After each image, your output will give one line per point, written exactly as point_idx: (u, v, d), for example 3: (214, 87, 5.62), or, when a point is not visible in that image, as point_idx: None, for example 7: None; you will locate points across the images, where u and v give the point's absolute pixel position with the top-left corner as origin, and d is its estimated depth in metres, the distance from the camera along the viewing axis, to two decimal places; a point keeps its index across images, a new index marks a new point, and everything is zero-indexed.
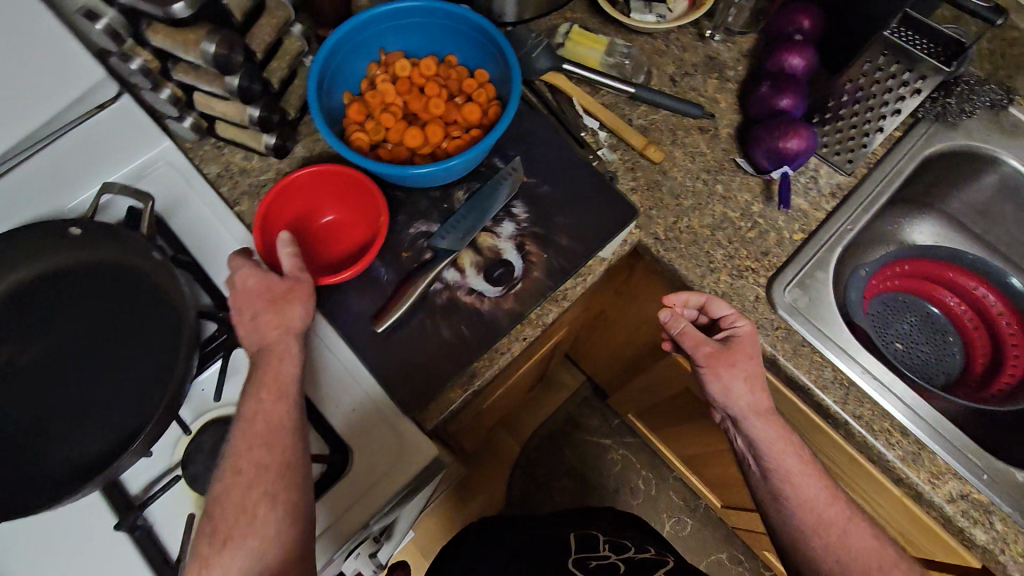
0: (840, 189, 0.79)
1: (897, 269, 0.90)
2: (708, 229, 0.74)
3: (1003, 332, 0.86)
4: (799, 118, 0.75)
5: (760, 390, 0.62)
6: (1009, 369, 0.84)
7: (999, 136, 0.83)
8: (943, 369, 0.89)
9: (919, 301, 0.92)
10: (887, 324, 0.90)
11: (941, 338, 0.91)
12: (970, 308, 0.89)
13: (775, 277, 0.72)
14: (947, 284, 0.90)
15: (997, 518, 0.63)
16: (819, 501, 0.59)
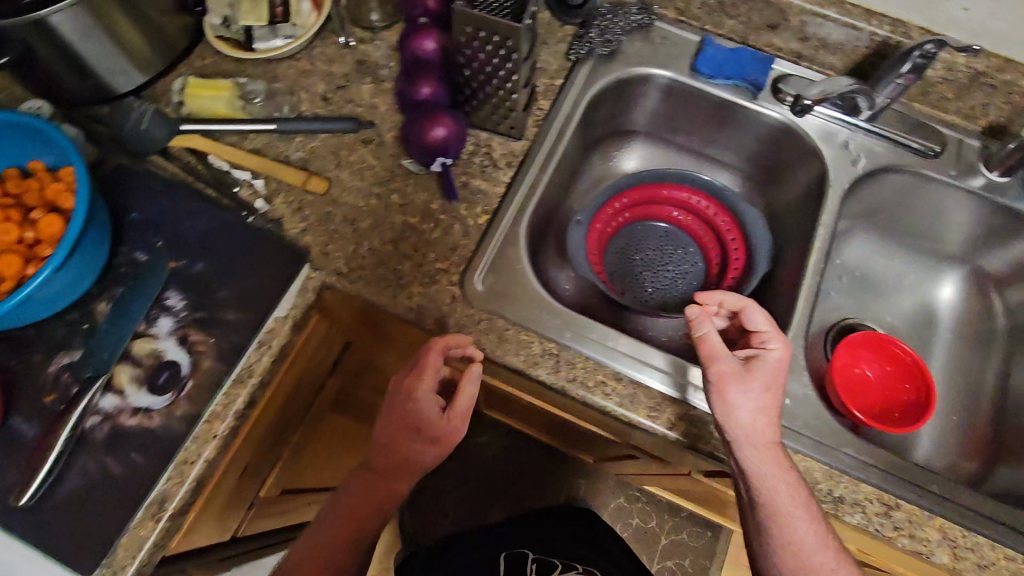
0: (515, 156, 0.78)
1: (616, 207, 0.91)
2: (390, 245, 0.72)
3: (722, 230, 0.90)
4: (440, 105, 0.72)
5: (774, 417, 0.61)
6: (734, 264, 0.87)
7: (654, 53, 0.85)
8: (690, 280, 0.92)
9: (650, 226, 0.94)
10: (626, 260, 0.93)
11: (681, 252, 0.93)
12: (693, 215, 0.92)
13: (467, 269, 0.71)
14: (669, 201, 0.92)
15: (715, 426, 0.66)
16: (808, 544, 0.58)
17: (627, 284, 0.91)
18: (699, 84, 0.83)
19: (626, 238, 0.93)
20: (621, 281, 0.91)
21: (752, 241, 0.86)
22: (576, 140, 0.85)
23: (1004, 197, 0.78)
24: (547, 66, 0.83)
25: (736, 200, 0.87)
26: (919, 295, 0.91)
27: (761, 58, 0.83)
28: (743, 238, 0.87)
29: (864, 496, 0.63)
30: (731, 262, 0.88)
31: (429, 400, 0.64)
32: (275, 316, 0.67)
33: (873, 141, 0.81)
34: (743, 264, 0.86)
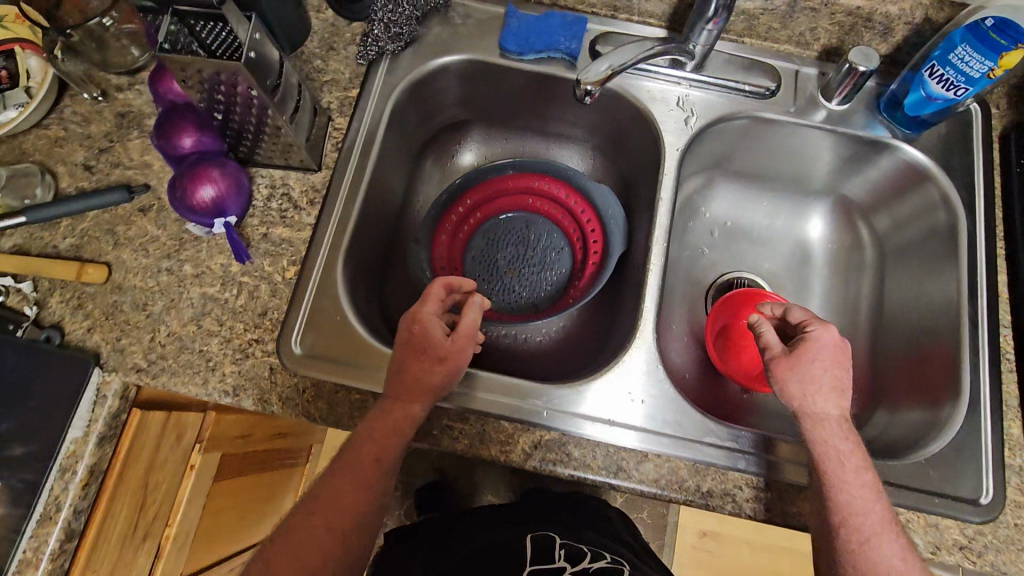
0: (317, 192, 0.69)
1: (460, 209, 0.83)
2: (191, 325, 0.64)
3: (576, 211, 0.83)
4: (208, 156, 0.62)
5: (831, 365, 0.58)
6: (593, 245, 0.81)
7: (457, 36, 0.76)
8: (557, 271, 0.85)
9: (504, 221, 0.86)
10: (485, 265, 0.84)
11: (542, 242, 0.86)
12: (546, 200, 0.85)
13: (281, 335, 0.63)
14: (517, 191, 0.84)
15: (572, 445, 0.62)
16: (860, 498, 0.54)
17: (491, 292, 0.83)
18: (512, 63, 0.75)
19: (481, 241, 0.85)
20: (485, 290, 0.83)
21: (606, 217, 0.80)
22: (393, 152, 0.77)
23: (848, 126, 0.75)
24: (338, 77, 0.74)
25: (582, 177, 0.81)
26: (792, 236, 0.87)
27: (571, 20, 0.74)
28: (597, 216, 0.81)
29: (733, 484, 0.61)
30: (591, 243, 0.82)
31: (436, 321, 0.59)
32: (71, 437, 0.60)
33: (704, 91, 0.75)
34: (602, 243, 0.80)
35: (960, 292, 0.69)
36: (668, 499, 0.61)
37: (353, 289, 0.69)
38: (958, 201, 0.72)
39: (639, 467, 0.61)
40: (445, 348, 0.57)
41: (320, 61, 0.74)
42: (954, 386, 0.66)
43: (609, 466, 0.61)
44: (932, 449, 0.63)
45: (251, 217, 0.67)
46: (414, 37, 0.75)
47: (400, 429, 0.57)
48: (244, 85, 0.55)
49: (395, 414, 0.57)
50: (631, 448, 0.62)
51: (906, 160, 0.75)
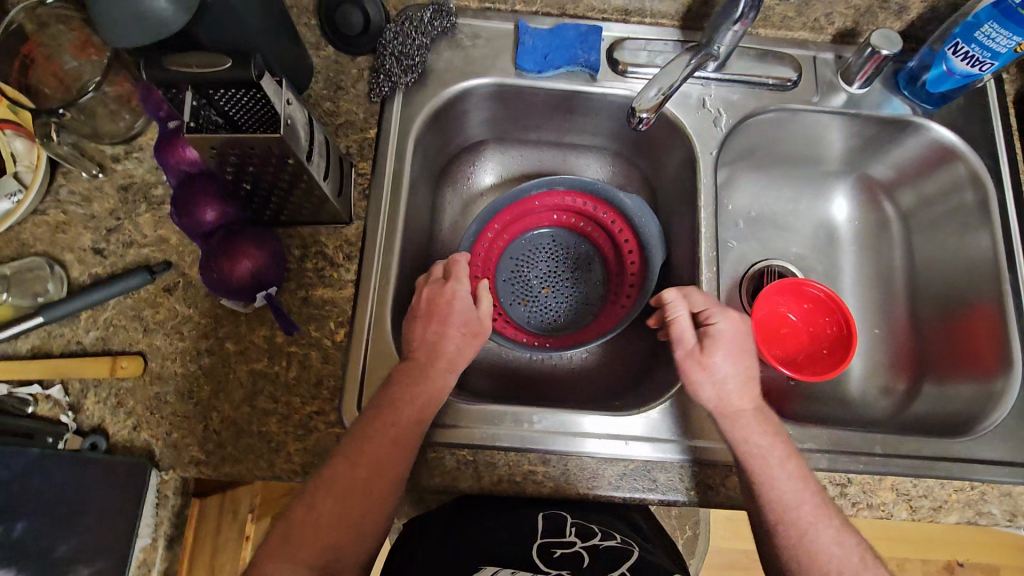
0: (352, 244, 0.65)
1: (491, 234, 0.79)
2: (244, 406, 0.60)
3: (609, 224, 0.80)
4: (234, 231, 0.58)
5: (737, 352, 0.59)
6: (630, 258, 0.79)
7: (469, 59, 0.72)
8: (592, 281, 0.83)
9: (533, 238, 0.83)
10: (519, 285, 0.82)
11: (572, 254, 0.83)
12: (575, 212, 0.81)
13: (343, 403, 0.60)
14: (543, 208, 0.81)
15: (658, 471, 0.61)
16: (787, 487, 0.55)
17: (529, 311, 0.81)
18: (529, 82, 0.72)
19: (513, 263, 0.82)
20: (523, 311, 0.81)
21: (643, 231, 0.77)
22: (418, 188, 0.73)
23: (867, 108, 0.75)
24: (352, 117, 0.70)
25: (616, 190, 0.77)
26: (817, 218, 0.88)
27: (586, 32, 0.72)
28: (632, 229, 0.78)
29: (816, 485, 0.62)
30: (626, 255, 0.80)
31: (465, 296, 0.62)
32: (139, 545, 0.57)
33: (726, 88, 0.74)
34: (640, 257, 0.78)
35: (999, 263, 0.71)
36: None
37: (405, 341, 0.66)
38: (986, 173, 0.73)
39: (728, 482, 0.61)
40: (476, 326, 0.62)
41: (330, 102, 0.70)
42: (1004, 355, 0.68)
43: (698, 486, 0.61)
44: (993, 421, 0.65)
45: (287, 282, 0.64)
46: (425, 67, 0.71)
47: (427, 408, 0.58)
48: (278, 154, 0.51)
49: (422, 394, 0.58)
50: (717, 465, 0.61)
51: (932, 138, 0.76)
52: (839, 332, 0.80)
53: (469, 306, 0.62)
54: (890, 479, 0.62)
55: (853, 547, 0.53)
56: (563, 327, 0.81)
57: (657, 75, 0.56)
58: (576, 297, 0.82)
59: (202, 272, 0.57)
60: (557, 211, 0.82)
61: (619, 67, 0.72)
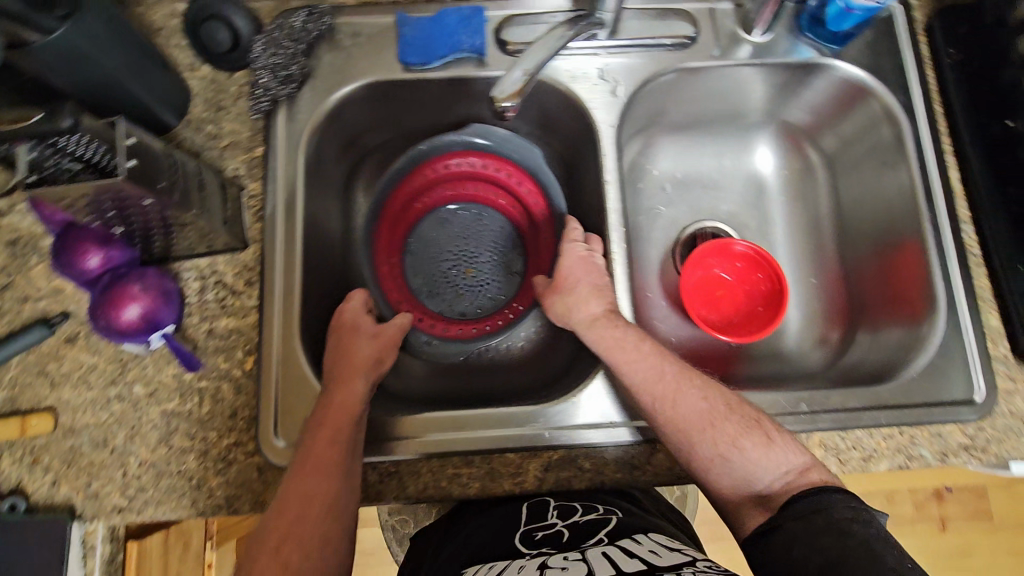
0: (251, 269, 0.64)
1: (381, 254, 0.77)
2: (161, 447, 0.60)
3: (491, 175, 0.79)
4: (120, 284, 0.56)
5: (586, 270, 0.67)
6: (533, 202, 0.79)
7: (352, 60, 0.70)
8: (487, 219, 0.80)
9: (427, 226, 0.80)
10: (436, 280, 0.79)
11: (461, 219, 0.80)
12: (458, 181, 0.79)
13: (259, 431, 0.60)
14: (410, 204, 0.79)
15: (582, 458, 0.61)
16: (698, 410, 0.57)
17: (458, 305, 0.78)
18: (418, 75, 0.69)
19: (421, 267, 0.79)
20: (462, 303, 0.78)
21: (525, 164, 0.78)
22: (320, 199, 0.71)
23: (772, 57, 0.72)
24: (237, 138, 0.67)
25: (474, 137, 0.78)
26: (742, 174, 0.85)
27: (469, 14, 0.69)
28: (524, 172, 0.78)
29: None
30: (526, 202, 0.79)
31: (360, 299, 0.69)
32: None
33: (624, 55, 0.72)
34: (540, 195, 0.78)
35: (917, 199, 0.69)
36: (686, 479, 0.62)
37: (320, 360, 0.65)
38: (899, 109, 0.71)
39: (650, 460, 0.61)
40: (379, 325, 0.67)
41: (213, 125, 0.68)
42: (928, 295, 0.67)
43: (624, 468, 0.61)
44: (917, 363, 0.64)
45: (190, 317, 0.63)
46: (306, 74, 0.69)
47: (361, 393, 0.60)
48: (133, 196, 0.48)
49: (343, 397, 0.59)
50: (640, 443, 0.61)
51: (841, 78, 0.73)
52: (769, 288, 0.78)
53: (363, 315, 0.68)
54: (817, 436, 0.62)
55: (719, 399, 0.58)
56: (509, 289, 0.79)
57: (521, 59, 0.54)
58: (497, 248, 0.80)
59: (99, 326, 0.56)
60: (425, 194, 0.79)
61: (508, 48, 0.69)
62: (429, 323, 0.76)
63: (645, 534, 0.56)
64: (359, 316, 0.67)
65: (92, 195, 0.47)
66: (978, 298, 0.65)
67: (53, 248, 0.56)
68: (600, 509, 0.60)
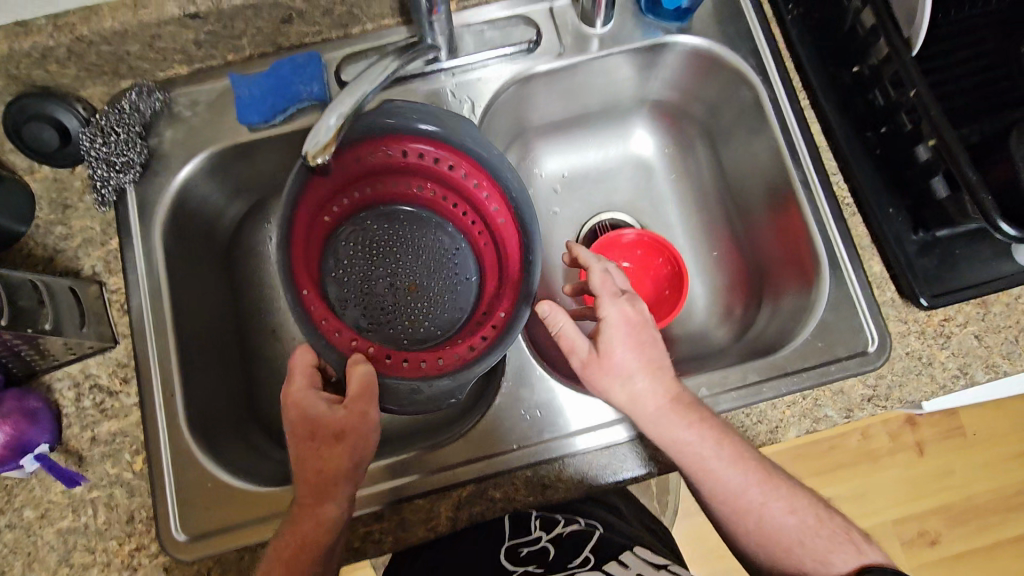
0: (126, 366, 0.62)
1: (306, 286, 0.59)
2: (61, 568, 0.58)
3: (428, 172, 0.66)
4: None
5: (635, 337, 0.57)
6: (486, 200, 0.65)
7: (194, 131, 0.68)
8: (425, 228, 0.69)
9: (345, 240, 0.67)
10: (379, 301, 0.67)
11: (393, 232, 0.68)
12: (378, 185, 0.66)
13: (160, 530, 0.58)
14: (320, 217, 0.64)
15: (493, 488, 0.60)
16: (798, 528, 0.56)
17: (409, 329, 0.66)
18: (264, 133, 0.68)
19: (345, 286, 0.66)
20: (406, 328, 0.66)
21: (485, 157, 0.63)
22: (193, 276, 0.69)
23: (620, 44, 0.71)
24: (89, 234, 0.65)
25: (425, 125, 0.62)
26: (627, 161, 0.85)
27: (303, 62, 0.67)
28: (472, 162, 0.64)
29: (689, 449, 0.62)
30: (474, 202, 0.66)
31: (312, 396, 0.55)
32: None
33: (469, 72, 0.71)
34: (501, 193, 0.64)
35: (783, 160, 0.68)
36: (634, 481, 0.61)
37: (215, 443, 0.63)
38: (751, 72, 0.70)
39: (561, 477, 0.60)
40: (337, 423, 0.53)
41: (62, 225, 0.65)
42: (811, 253, 0.66)
43: (535, 489, 0.60)
44: (808, 325, 0.64)
45: (70, 428, 0.60)
46: (149, 156, 0.67)
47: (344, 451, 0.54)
48: None
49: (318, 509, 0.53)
50: (620, 442, 0.61)
51: (693, 53, 0.72)
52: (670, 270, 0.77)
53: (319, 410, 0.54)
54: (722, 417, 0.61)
55: (806, 510, 0.57)
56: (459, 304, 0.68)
57: (337, 96, 0.53)
58: (442, 260, 0.68)
59: None
60: (337, 207, 0.65)
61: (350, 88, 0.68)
62: (390, 358, 0.60)
63: (630, 552, 0.57)
64: (314, 406, 0.55)
65: None
66: (859, 248, 0.65)
67: None
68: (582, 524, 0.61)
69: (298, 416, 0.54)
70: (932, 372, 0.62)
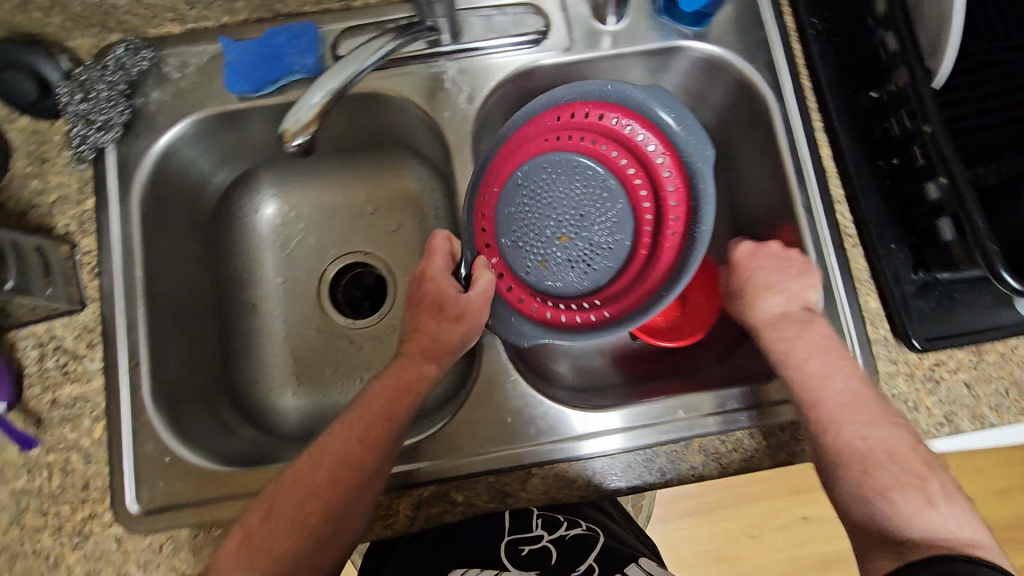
0: (91, 331, 0.61)
1: (492, 180, 0.60)
2: (13, 528, 0.57)
3: (630, 142, 0.58)
4: None
5: (798, 333, 0.57)
6: (672, 204, 0.57)
7: (180, 94, 0.65)
8: (608, 208, 0.59)
9: (545, 168, 0.59)
10: (528, 260, 0.59)
11: (584, 187, 0.59)
12: (572, 134, 0.59)
13: (114, 500, 0.57)
14: (548, 138, 0.59)
15: (454, 491, 0.58)
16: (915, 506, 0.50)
17: (555, 281, 0.59)
18: (252, 103, 0.65)
19: (518, 220, 0.60)
20: (551, 280, 0.59)
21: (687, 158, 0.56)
22: (173, 244, 0.68)
23: (631, 44, 0.68)
24: (65, 191, 0.63)
25: (669, 118, 0.56)
26: None
27: (298, 32, 0.64)
28: (666, 143, 0.57)
29: (687, 464, 0.60)
30: (662, 185, 0.58)
31: (448, 280, 0.59)
32: None
33: (468, 59, 0.68)
34: (687, 187, 0.57)
35: (787, 178, 0.65)
36: (620, 492, 0.59)
37: (179, 415, 0.62)
38: (764, 85, 0.67)
39: (526, 486, 0.59)
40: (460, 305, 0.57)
41: (38, 180, 0.64)
42: None
43: (496, 496, 0.58)
44: None
45: (30, 388, 0.59)
46: (132, 116, 0.65)
47: (412, 389, 0.56)
48: None
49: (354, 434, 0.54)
50: (625, 450, 0.59)
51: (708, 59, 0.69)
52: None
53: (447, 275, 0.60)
54: (696, 441, 0.60)
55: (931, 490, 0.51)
56: (619, 298, 0.58)
57: (323, 76, 0.51)
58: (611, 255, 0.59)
59: None
60: (573, 137, 0.59)
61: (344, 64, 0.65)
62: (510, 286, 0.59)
63: (633, 564, 0.55)
64: (443, 287, 0.59)
65: None
66: (856, 280, 0.63)
67: None
68: (583, 525, 0.61)
69: (432, 292, 0.59)
70: (917, 417, 0.60)
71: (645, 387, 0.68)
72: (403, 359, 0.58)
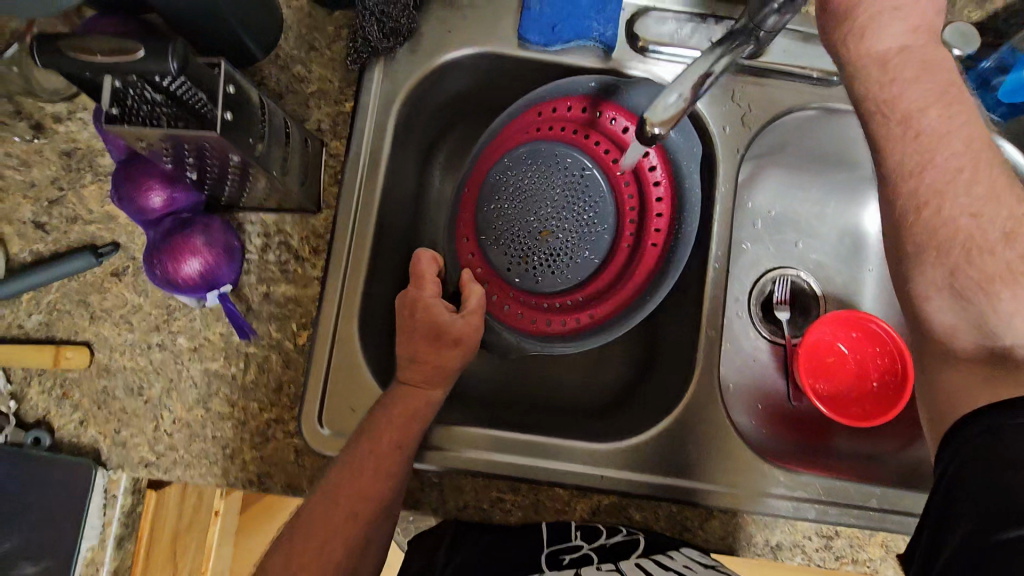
0: (320, 237, 0.59)
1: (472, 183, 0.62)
2: (198, 408, 0.56)
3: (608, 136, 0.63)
4: (199, 238, 0.52)
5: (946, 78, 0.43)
6: (656, 189, 0.62)
7: (464, 23, 0.62)
8: (587, 199, 0.63)
9: (523, 162, 0.63)
10: (504, 251, 0.63)
11: (566, 175, 0.63)
12: (554, 126, 0.63)
13: (302, 412, 0.56)
14: (529, 128, 0.63)
15: (633, 508, 0.58)
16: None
17: (533, 271, 0.63)
18: (535, 56, 0.62)
19: (506, 206, 0.63)
20: (529, 272, 0.63)
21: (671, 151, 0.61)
22: (402, 170, 0.64)
23: None
24: (326, 86, 0.61)
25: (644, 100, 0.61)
26: (842, 223, 0.76)
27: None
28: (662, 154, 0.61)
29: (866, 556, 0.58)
30: (645, 180, 0.62)
31: (439, 300, 0.56)
32: (88, 545, 0.56)
33: (758, 77, 0.64)
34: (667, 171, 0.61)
35: None
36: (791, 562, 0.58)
37: (375, 347, 0.60)
38: None
39: (704, 525, 0.58)
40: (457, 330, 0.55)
41: (302, 66, 0.61)
42: None
43: (674, 526, 0.58)
44: None
45: (247, 275, 0.57)
46: (412, 29, 0.61)
47: (419, 415, 0.54)
48: (225, 154, 0.44)
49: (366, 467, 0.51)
50: (813, 522, 0.58)
51: None
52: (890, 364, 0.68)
53: (443, 306, 0.56)
54: (881, 535, 0.59)
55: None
56: (587, 290, 0.63)
57: (680, 77, 0.47)
58: (581, 243, 0.63)
59: (162, 266, 0.51)
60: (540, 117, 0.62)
61: (638, 44, 0.62)
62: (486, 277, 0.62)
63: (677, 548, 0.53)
64: (438, 311, 0.55)
65: (201, 149, 0.43)
66: None
67: (117, 197, 0.52)
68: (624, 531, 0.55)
69: (426, 319, 0.55)
70: None
71: (812, 458, 0.66)
72: (404, 387, 0.54)
